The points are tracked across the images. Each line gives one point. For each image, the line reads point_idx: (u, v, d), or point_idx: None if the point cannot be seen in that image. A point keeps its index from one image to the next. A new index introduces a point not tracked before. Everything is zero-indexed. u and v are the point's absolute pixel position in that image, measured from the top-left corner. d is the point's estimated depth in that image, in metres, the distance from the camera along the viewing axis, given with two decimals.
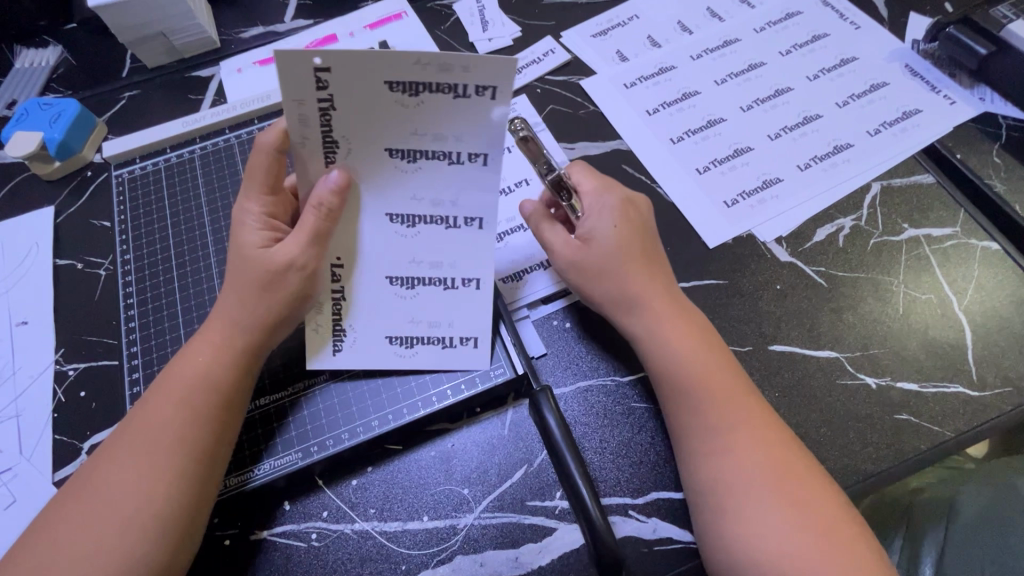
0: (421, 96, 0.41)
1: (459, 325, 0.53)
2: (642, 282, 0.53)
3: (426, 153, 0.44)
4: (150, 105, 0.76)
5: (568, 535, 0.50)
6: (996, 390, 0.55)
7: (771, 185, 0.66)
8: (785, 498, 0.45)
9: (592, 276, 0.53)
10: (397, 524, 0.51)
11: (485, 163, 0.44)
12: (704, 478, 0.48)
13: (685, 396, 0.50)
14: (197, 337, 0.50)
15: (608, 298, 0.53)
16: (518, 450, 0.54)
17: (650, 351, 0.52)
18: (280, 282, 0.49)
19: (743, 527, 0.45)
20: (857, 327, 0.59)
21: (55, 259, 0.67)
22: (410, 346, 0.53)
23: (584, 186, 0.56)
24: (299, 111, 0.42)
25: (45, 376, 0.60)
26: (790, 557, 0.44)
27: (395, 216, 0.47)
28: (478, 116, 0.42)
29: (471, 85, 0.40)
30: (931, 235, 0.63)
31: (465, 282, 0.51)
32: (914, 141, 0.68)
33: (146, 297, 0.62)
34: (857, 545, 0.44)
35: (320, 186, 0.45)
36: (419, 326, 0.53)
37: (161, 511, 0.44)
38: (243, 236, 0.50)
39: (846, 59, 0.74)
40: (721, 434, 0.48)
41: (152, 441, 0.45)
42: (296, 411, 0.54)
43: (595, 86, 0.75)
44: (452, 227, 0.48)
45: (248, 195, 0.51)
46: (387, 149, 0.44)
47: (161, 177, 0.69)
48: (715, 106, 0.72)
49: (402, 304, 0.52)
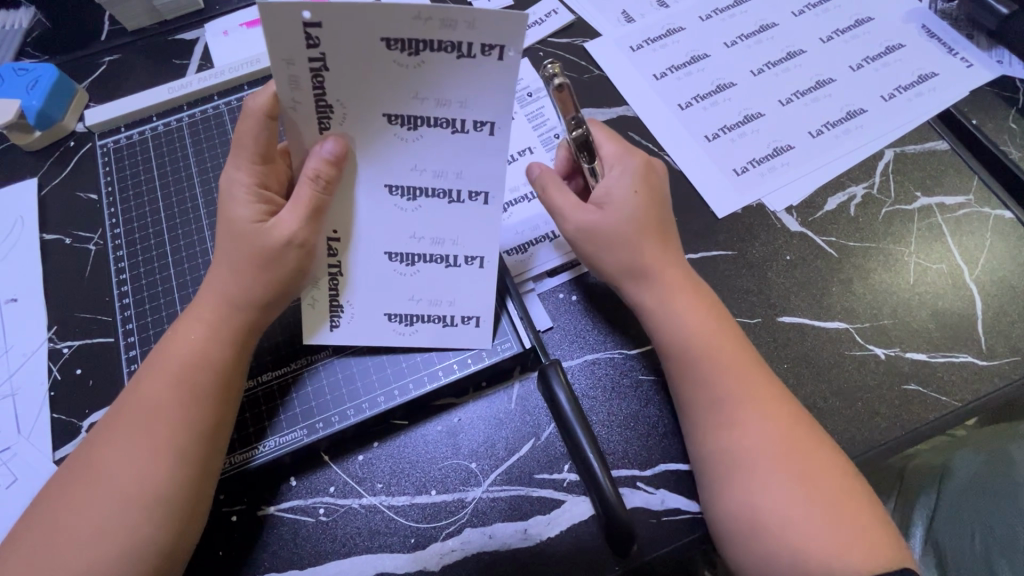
0: (422, 56, 0.40)
1: (460, 304, 0.52)
2: (653, 254, 0.51)
3: (427, 120, 0.43)
4: (133, 71, 0.72)
5: (577, 507, 0.50)
6: (1004, 359, 0.55)
7: (783, 152, 0.64)
8: (789, 468, 0.45)
9: (608, 246, 0.51)
10: (405, 497, 0.51)
11: (492, 133, 0.44)
12: (709, 449, 0.48)
13: (694, 367, 0.49)
14: (187, 315, 0.48)
15: (618, 267, 0.52)
16: (525, 423, 0.53)
17: (658, 324, 0.51)
18: (282, 261, 0.47)
19: (745, 496, 0.45)
20: (867, 297, 0.58)
21: (42, 233, 0.64)
22: (410, 324, 0.52)
23: (606, 150, 0.53)
24: (290, 71, 0.41)
25: (39, 354, 0.58)
26: (791, 526, 0.44)
27: (394, 187, 0.46)
28: (483, 78, 0.41)
29: (476, 43, 0.40)
30: (944, 204, 0.62)
31: (468, 260, 0.50)
32: (929, 105, 0.65)
33: (139, 271, 0.60)
34: (861, 514, 0.44)
35: (315, 155, 0.44)
36: (419, 304, 0.51)
37: (163, 492, 0.43)
38: (233, 209, 0.48)
39: (862, 20, 0.71)
40: (727, 407, 0.48)
41: (151, 423, 0.44)
42: (298, 387, 0.53)
43: (600, 49, 0.72)
44: (455, 202, 0.47)
45: (236, 164, 0.48)
46: (385, 115, 0.43)
47: (148, 146, 0.66)
48: (725, 69, 0.69)
49: (401, 282, 0.50)
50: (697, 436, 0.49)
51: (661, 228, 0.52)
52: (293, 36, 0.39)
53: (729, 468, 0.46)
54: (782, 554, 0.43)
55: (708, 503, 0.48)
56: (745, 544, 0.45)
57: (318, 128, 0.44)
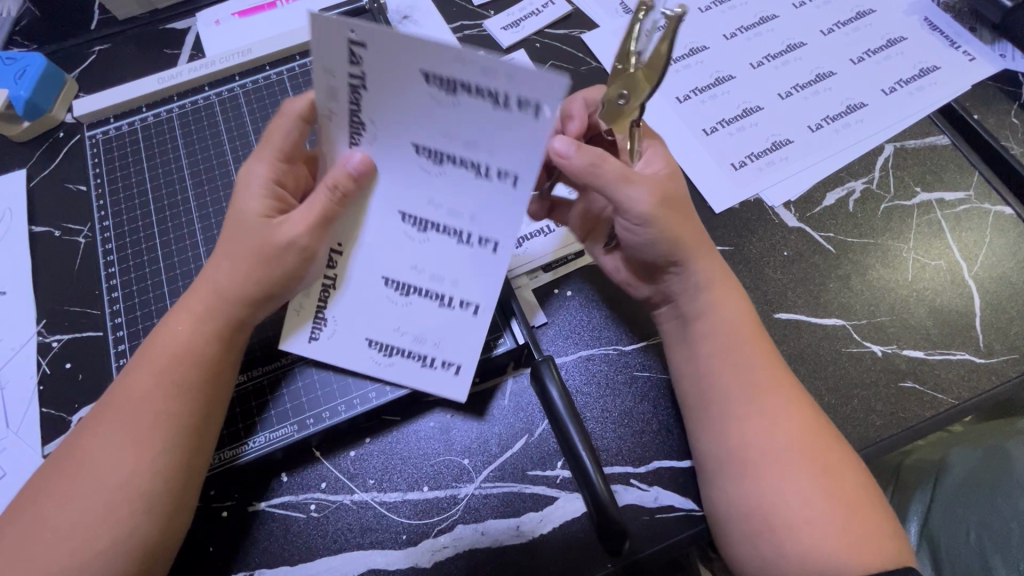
0: (458, 97, 0.37)
1: (445, 347, 0.48)
2: (698, 235, 0.50)
3: (451, 159, 0.41)
4: (122, 61, 0.71)
5: (569, 503, 0.50)
6: (1002, 357, 0.54)
7: (782, 147, 0.63)
8: (816, 466, 0.45)
9: (679, 221, 0.48)
10: (397, 494, 0.51)
11: (514, 186, 0.40)
12: (747, 439, 0.46)
13: (740, 356, 0.48)
14: (176, 307, 0.48)
15: (687, 242, 0.48)
16: (518, 419, 0.53)
17: (704, 307, 0.50)
18: (277, 259, 0.46)
19: (772, 488, 0.44)
20: (864, 293, 0.57)
21: (30, 225, 0.63)
22: (389, 355, 0.49)
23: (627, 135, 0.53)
24: (328, 81, 0.39)
25: (27, 348, 0.58)
26: (811, 524, 0.43)
27: (408, 214, 0.44)
28: (517, 133, 0.38)
29: (514, 96, 0.36)
30: (944, 200, 0.61)
31: (463, 305, 0.47)
32: (930, 99, 0.65)
33: (128, 265, 0.59)
34: (881, 521, 0.44)
35: (338, 166, 0.43)
36: (403, 337, 0.48)
37: (147, 486, 0.43)
38: (245, 202, 0.47)
39: (863, 12, 0.70)
40: (767, 398, 0.47)
41: (135, 415, 0.44)
42: (289, 383, 0.53)
43: (597, 41, 0.71)
44: (463, 243, 0.44)
45: (263, 159, 0.48)
46: (413, 142, 0.41)
47: (138, 138, 0.65)
48: (724, 62, 0.68)
49: (391, 309, 0.48)
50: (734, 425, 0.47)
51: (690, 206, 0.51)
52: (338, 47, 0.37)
53: (752, 460, 0.45)
54: (792, 549, 0.43)
55: (716, 493, 0.47)
56: (755, 537, 0.44)
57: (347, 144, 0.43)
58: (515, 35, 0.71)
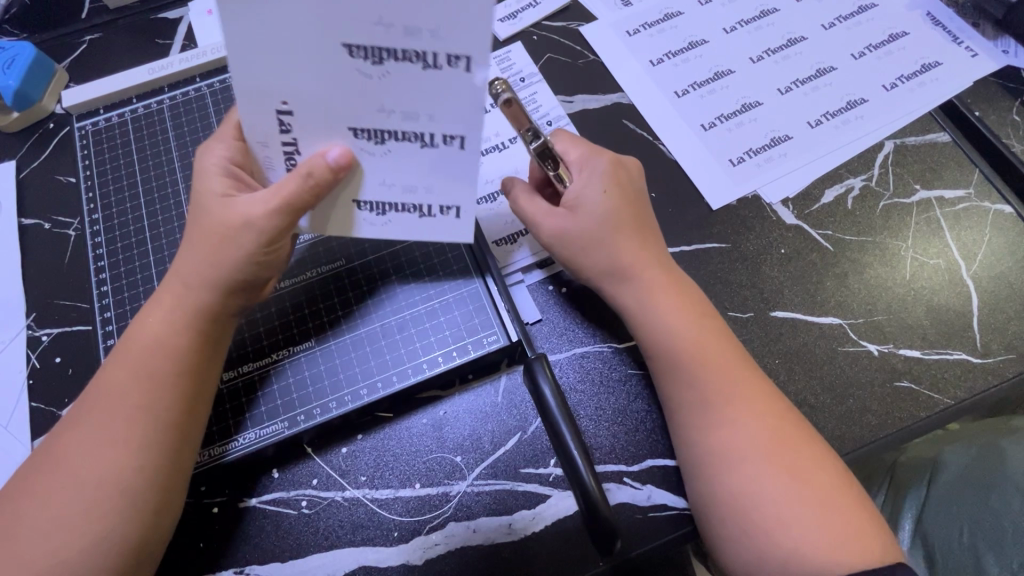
0: (386, 65, 0.38)
1: (437, 191, 0.44)
2: (642, 249, 0.51)
3: (393, 134, 0.41)
4: (114, 50, 0.70)
5: (562, 502, 0.50)
6: (999, 357, 0.54)
7: (780, 143, 0.63)
8: (782, 469, 0.45)
9: (593, 245, 0.51)
10: (389, 490, 0.51)
11: (468, 69, 0.38)
12: (700, 451, 0.47)
13: (684, 370, 0.48)
14: (154, 302, 0.47)
15: (598, 268, 0.51)
16: (512, 417, 0.53)
17: (637, 324, 0.50)
18: (234, 242, 0.45)
19: (738, 498, 0.45)
20: (862, 292, 0.57)
21: (20, 218, 0.63)
22: (383, 214, 0.47)
23: (569, 155, 0.53)
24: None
25: (17, 342, 0.57)
26: (787, 526, 0.43)
27: (355, 48, 0.37)
28: (449, 88, 0.39)
29: (442, 53, 0.37)
30: (943, 198, 0.61)
31: (447, 139, 0.41)
32: (932, 96, 0.64)
33: (118, 258, 0.58)
34: (853, 513, 0.44)
35: (315, 157, 0.42)
36: (392, 191, 0.45)
37: (129, 483, 0.42)
38: (203, 182, 0.47)
39: (864, 6, 0.69)
40: (717, 410, 0.47)
41: (116, 411, 0.44)
42: (280, 379, 0.52)
43: (595, 34, 0.70)
44: (429, 67, 0.38)
45: (218, 140, 0.48)
46: (346, 45, 0.37)
47: (128, 128, 0.64)
48: (723, 56, 0.67)
49: (370, 163, 0.43)
50: (687, 439, 0.48)
51: (638, 223, 0.52)
52: (253, 53, 0.38)
53: (709, 473, 0.46)
54: (774, 554, 0.43)
55: (697, 501, 0.47)
56: (737, 542, 0.44)
57: (280, 146, 0.43)
58: (512, 28, 0.70)
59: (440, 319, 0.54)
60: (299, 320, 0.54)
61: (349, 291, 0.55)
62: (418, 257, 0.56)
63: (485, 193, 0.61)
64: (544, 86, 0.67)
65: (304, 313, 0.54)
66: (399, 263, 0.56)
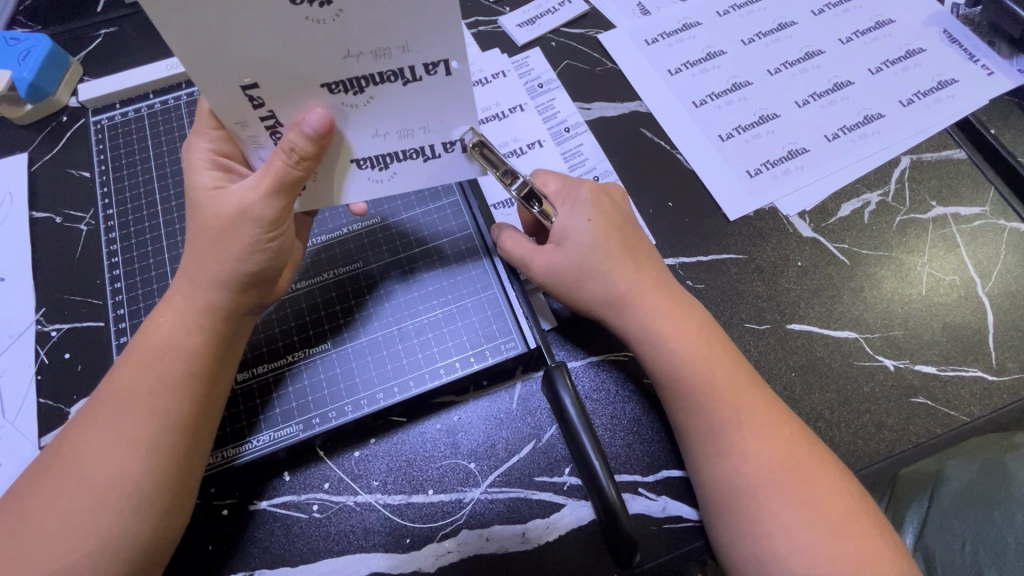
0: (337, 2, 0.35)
1: (434, 129, 0.45)
2: (638, 274, 0.51)
3: (371, 79, 0.40)
4: (130, 45, 0.70)
5: (576, 511, 0.49)
6: (1014, 375, 0.54)
7: (798, 155, 0.63)
8: (793, 495, 0.44)
9: (586, 276, 0.51)
10: (401, 496, 0.50)
11: None
12: (710, 479, 0.46)
13: (684, 398, 0.48)
14: (164, 302, 0.46)
15: (594, 299, 0.51)
16: (527, 424, 0.52)
17: (640, 349, 0.50)
18: (232, 229, 0.44)
19: (752, 526, 0.44)
20: (878, 307, 0.57)
21: (31, 211, 0.62)
22: (386, 167, 0.47)
23: (549, 190, 0.54)
24: None
25: (26, 336, 0.56)
26: (801, 554, 0.43)
27: None
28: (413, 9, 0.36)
29: None
30: (959, 214, 0.61)
31: (430, 68, 0.40)
32: (948, 113, 0.64)
33: (132, 254, 0.58)
34: (868, 538, 0.43)
35: (295, 131, 0.41)
36: (387, 140, 0.45)
37: (137, 486, 0.42)
38: (192, 178, 0.46)
39: (882, 22, 0.69)
40: (721, 437, 0.47)
41: (125, 413, 0.43)
42: (295, 381, 0.52)
43: (615, 42, 0.70)
44: None
45: (199, 131, 0.47)
46: None
47: (144, 124, 0.63)
48: (740, 66, 0.67)
49: (360, 116, 0.43)
50: (698, 466, 0.47)
51: (630, 247, 0.52)
52: (196, 32, 0.35)
53: (723, 502, 0.46)
54: None
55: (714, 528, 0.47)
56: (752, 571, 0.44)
57: (261, 123, 0.43)
58: (530, 33, 0.70)
59: (456, 324, 0.53)
60: (315, 322, 0.54)
61: (365, 292, 0.55)
62: (435, 262, 0.56)
63: (502, 198, 0.61)
64: (563, 93, 0.67)
65: (320, 316, 0.54)
66: (416, 267, 0.56)
